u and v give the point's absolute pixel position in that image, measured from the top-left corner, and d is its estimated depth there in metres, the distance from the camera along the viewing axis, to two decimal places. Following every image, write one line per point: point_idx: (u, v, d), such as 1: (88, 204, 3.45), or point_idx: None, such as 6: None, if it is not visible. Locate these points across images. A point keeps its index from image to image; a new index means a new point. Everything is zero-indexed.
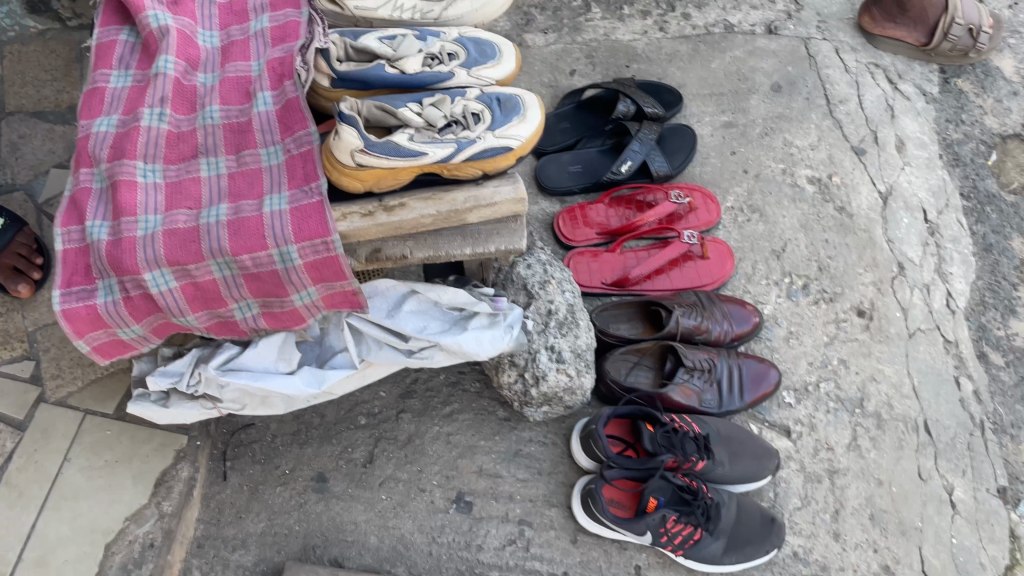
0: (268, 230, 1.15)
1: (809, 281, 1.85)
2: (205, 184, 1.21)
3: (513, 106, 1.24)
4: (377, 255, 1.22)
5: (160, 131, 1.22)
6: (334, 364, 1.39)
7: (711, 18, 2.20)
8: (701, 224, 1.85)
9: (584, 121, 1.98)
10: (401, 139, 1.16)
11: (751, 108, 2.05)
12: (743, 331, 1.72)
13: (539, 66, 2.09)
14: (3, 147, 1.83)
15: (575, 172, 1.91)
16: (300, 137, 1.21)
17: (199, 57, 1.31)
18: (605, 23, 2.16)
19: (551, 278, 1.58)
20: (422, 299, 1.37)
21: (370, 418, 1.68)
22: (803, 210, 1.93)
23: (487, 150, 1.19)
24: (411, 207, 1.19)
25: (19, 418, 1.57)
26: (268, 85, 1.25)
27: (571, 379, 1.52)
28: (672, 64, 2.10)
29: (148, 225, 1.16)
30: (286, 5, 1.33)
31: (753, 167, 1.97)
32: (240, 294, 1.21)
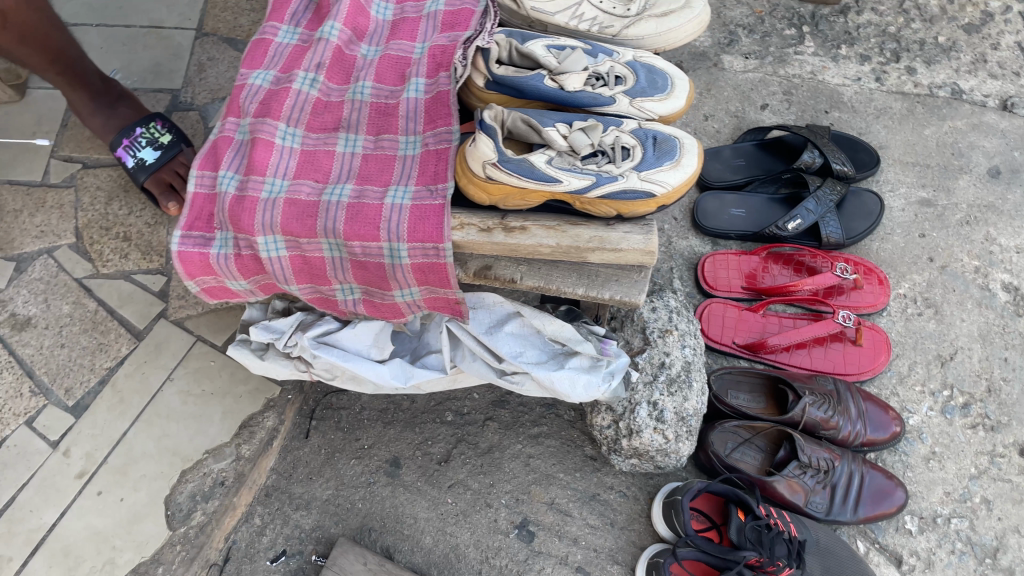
0: (384, 222, 1.10)
1: (971, 400, 1.61)
2: (338, 159, 1.18)
3: (668, 148, 1.13)
4: (486, 272, 1.16)
5: (309, 97, 1.21)
6: (425, 362, 1.35)
7: (939, 78, 1.95)
8: (864, 306, 1.65)
9: (762, 162, 1.80)
10: (538, 161, 1.08)
11: (958, 189, 1.81)
12: (877, 438, 1.53)
13: (729, 92, 1.94)
14: (192, 66, 1.93)
15: (738, 216, 1.74)
16: (440, 134, 1.16)
17: (367, 28, 1.29)
18: (815, 61, 1.97)
19: (673, 328, 1.46)
20: (525, 324, 1.31)
21: (457, 416, 1.64)
22: (987, 318, 1.68)
23: (628, 192, 1.08)
24: (531, 232, 1.11)
25: (139, 328, 1.66)
26: (424, 72, 1.22)
27: (666, 443, 1.40)
28: (879, 121, 1.89)
29: (272, 188, 1.14)
30: None
31: (941, 256, 1.74)
32: (345, 278, 1.18)
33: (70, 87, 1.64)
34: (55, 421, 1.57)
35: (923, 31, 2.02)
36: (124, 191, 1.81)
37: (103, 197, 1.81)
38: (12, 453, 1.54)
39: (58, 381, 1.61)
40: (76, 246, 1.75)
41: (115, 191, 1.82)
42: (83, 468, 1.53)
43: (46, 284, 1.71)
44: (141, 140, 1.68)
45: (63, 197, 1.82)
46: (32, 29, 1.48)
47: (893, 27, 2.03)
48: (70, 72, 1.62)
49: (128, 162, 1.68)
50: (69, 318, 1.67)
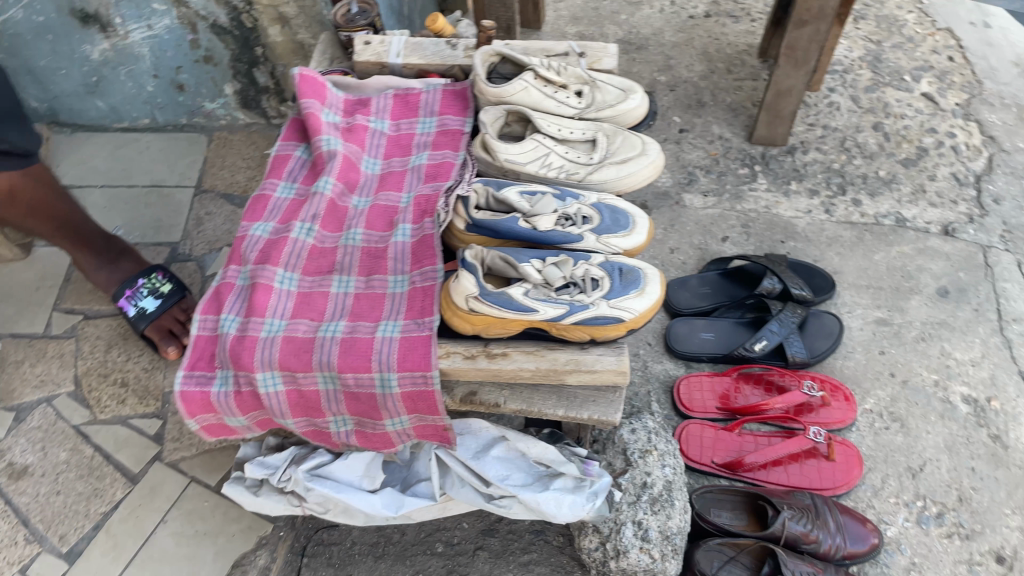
0: (375, 354, 1.19)
1: (945, 510, 1.66)
2: (332, 299, 1.27)
3: (633, 278, 1.24)
4: (471, 397, 1.24)
5: (305, 245, 1.32)
6: (415, 491, 1.39)
7: (883, 208, 2.12)
8: (833, 422, 1.74)
9: (727, 289, 1.93)
10: (516, 292, 1.19)
11: (910, 308, 1.94)
12: (857, 550, 1.56)
13: (692, 227, 2.09)
14: (191, 220, 2.06)
15: (707, 338, 1.86)
16: (426, 272, 1.26)
17: (358, 181, 1.42)
18: (769, 196, 2.15)
19: (653, 448, 1.54)
20: (510, 448, 1.38)
21: (447, 547, 1.65)
22: (951, 430, 1.76)
23: (599, 317, 1.19)
24: (513, 358, 1.20)
25: (135, 471, 1.71)
26: (410, 218, 1.34)
27: (653, 562, 1.42)
28: (832, 249, 2.04)
29: (271, 328, 1.23)
30: (446, 146, 1.44)
31: (901, 371, 1.84)
32: (339, 409, 1.25)
33: (78, 249, 1.78)
34: (48, 568, 1.58)
35: (864, 167, 2.21)
36: (123, 339, 1.90)
37: (103, 345, 1.90)
38: None
39: (53, 527, 1.63)
40: (75, 393, 1.82)
41: (114, 340, 1.91)
42: None
43: (44, 431, 1.77)
44: (143, 289, 1.79)
45: (65, 346, 1.90)
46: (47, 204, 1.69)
47: (837, 164, 2.22)
48: (79, 234, 1.77)
49: (129, 311, 1.77)
50: (67, 463, 1.72)
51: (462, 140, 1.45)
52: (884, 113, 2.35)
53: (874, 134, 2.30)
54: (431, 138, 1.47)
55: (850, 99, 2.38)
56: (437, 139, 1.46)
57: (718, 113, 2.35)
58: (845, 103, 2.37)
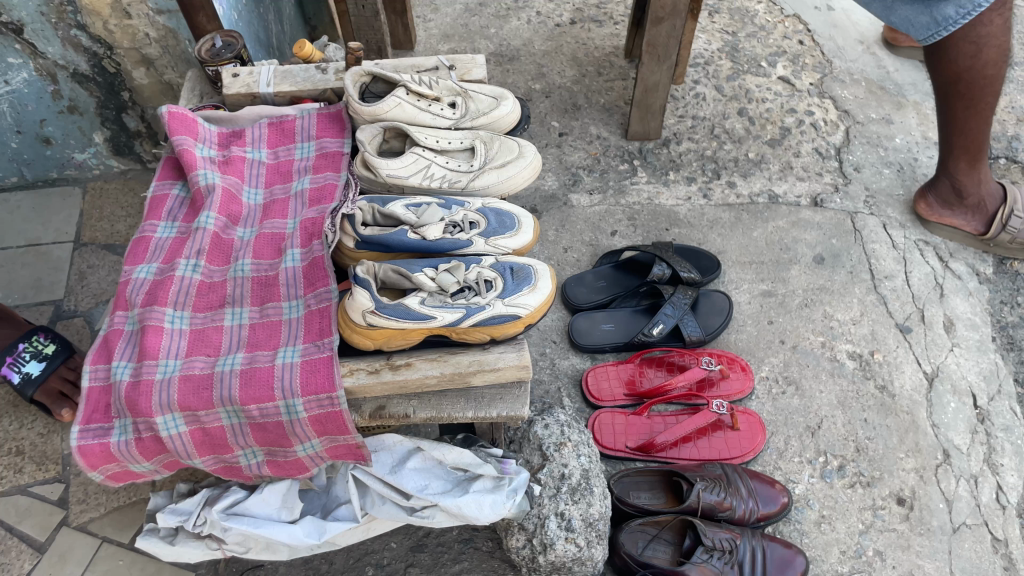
0: (277, 381, 1.18)
1: (845, 462, 1.76)
2: (227, 333, 1.26)
3: (524, 275, 1.29)
4: (380, 412, 1.24)
5: (192, 281, 1.30)
6: (336, 515, 1.39)
7: (756, 187, 2.24)
8: (734, 393, 1.82)
9: (621, 280, 2.00)
10: (413, 302, 1.21)
11: (792, 278, 2.05)
12: (770, 512, 1.64)
13: (581, 225, 2.16)
14: (73, 276, 2.00)
15: (608, 329, 1.93)
16: (320, 294, 1.27)
17: (241, 213, 1.41)
18: (650, 187, 2.24)
19: (568, 440, 1.57)
20: (426, 457, 1.38)
21: (378, 569, 1.64)
22: (842, 386, 1.87)
23: (496, 316, 1.23)
24: (416, 367, 1.22)
25: (40, 540, 1.63)
26: (298, 243, 1.34)
27: (579, 550, 1.47)
28: (714, 231, 2.14)
29: (166, 369, 1.20)
30: (326, 169, 1.45)
31: (790, 338, 1.94)
32: (247, 442, 1.23)
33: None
34: None
35: (735, 150, 2.34)
36: (13, 406, 1.82)
37: None
38: None
39: None
40: None
41: (4, 408, 1.82)
42: None
43: None
44: (25, 354, 1.71)
45: None
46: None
47: (710, 151, 2.34)
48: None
49: (14, 378, 1.68)
50: None
51: (342, 161, 1.46)
52: (747, 99, 2.48)
53: (740, 119, 2.42)
54: (311, 162, 1.47)
55: (714, 89, 2.51)
56: (317, 162, 1.46)
57: (593, 114, 2.43)
58: (710, 93, 2.50)
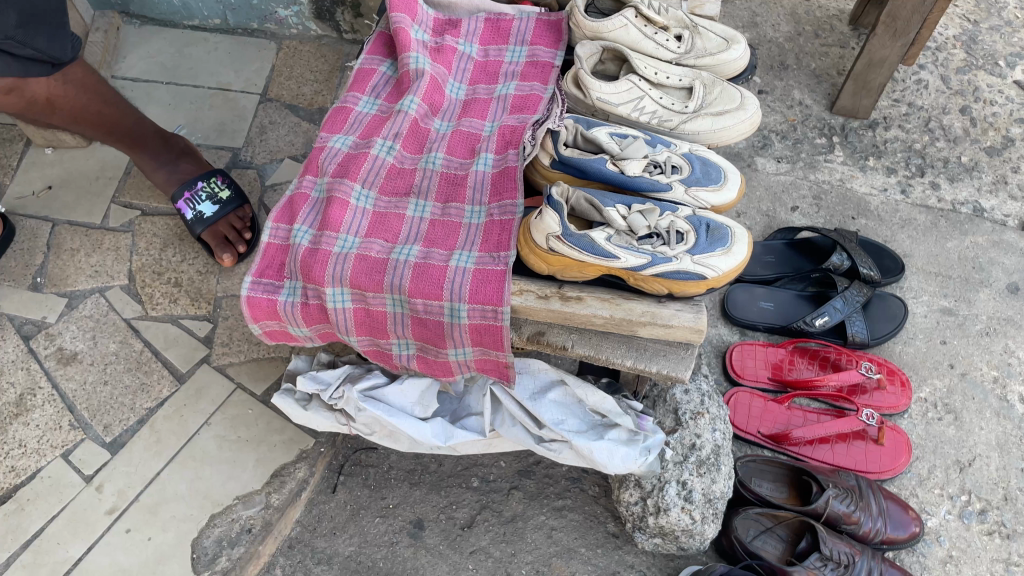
0: (448, 282, 1.16)
1: (988, 507, 1.63)
2: (407, 222, 1.25)
3: (720, 235, 1.20)
4: (538, 337, 1.22)
5: (384, 163, 1.29)
6: (465, 424, 1.38)
7: (961, 195, 2.05)
8: (886, 406, 1.71)
9: (792, 260, 1.88)
10: (599, 237, 1.16)
11: (978, 301, 1.88)
12: (897, 537, 1.54)
13: (761, 192, 2.04)
14: (254, 128, 2.04)
15: (766, 308, 1.83)
16: (506, 206, 1.23)
17: (442, 105, 1.38)
18: (844, 169, 2.08)
19: (706, 411, 1.50)
20: (567, 393, 1.36)
21: (483, 483, 1.66)
22: (1005, 429, 1.72)
23: (680, 272, 1.15)
24: (587, 303, 1.17)
25: (182, 371, 1.71)
26: (493, 148, 1.30)
27: (693, 523, 1.42)
28: (903, 232, 1.98)
29: (344, 244, 1.20)
30: (535, 78, 1.39)
31: (961, 364, 1.80)
32: (403, 333, 1.23)
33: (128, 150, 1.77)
34: (91, 455, 1.60)
35: (947, 150, 2.14)
36: (179, 240, 1.90)
37: (159, 244, 1.89)
38: (47, 483, 1.57)
39: (98, 417, 1.65)
40: (128, 287, 1.82)
41: (170, 240, 1.90)
42: (114, 504, 1.55)
43: (95, 321, 1.77)
44: (202, 193, 1.78)
45: (120, 240, 1.90)
46: (80, 110, 1.65)
47: (919, 144, 2.15)
48: (128, 134, 1.75)
49: (187, 214, 1.77)
50: (115, 356, 1.73)
51: (552, 73, 1.40)
52: (974, 97, 2.25)
53: (960, 117, 2.21)
54: (520, 68, 1.41)
55: (940, 78, 2.29)
56: (526, 69, 1.41)
57: (800, 78, 2.27)
58: (934, 82, 2.28)
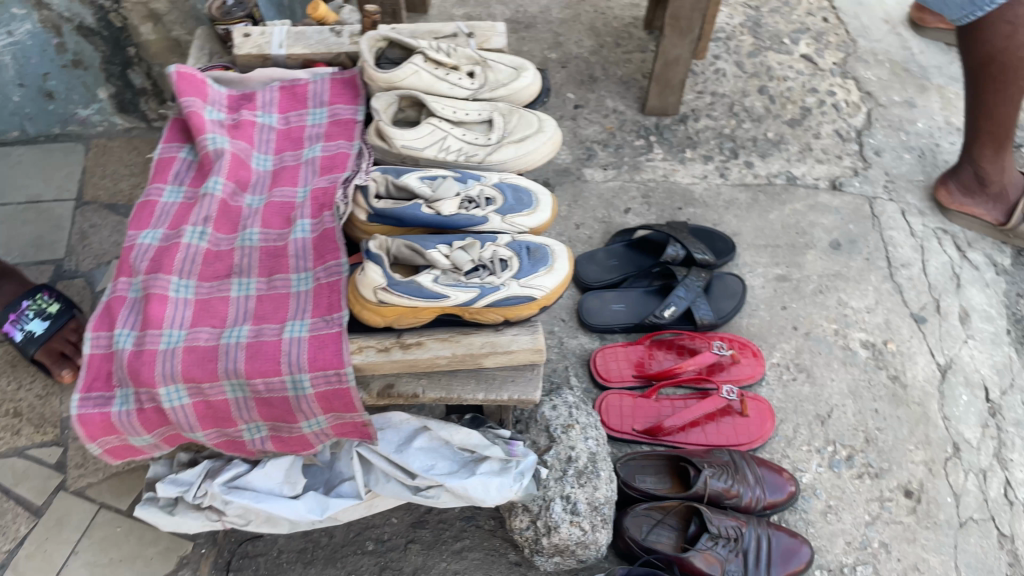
0: (284, 355, 1.15)
1: (853, 452, 1.75)
2: (233, 303, 1.22)
3: (541, 255, 1.25)
4: (388, 391, 1.20)
5: (199, 249, 1.26)
6: (339, 492, 1.35)
7: (774, 168, 2.20)
8: (744, 378, 1.79)
9: (634, 260, 1.97)
10: (425, 280, 1.17)
11: (807, 263, 2.02)
12: (777, 500, 1.62)
13: (594, 201, 2.11)
14: (75, 234, 1.95)
15: (619, 310, 1.90)
16: (330, 267, 1.23)
17: (249, 179, 1.36)
18: (666, 164, 2.19)
19: (575, 423, 1.55)
20: (433, 437, 1.36)
21: (378, 544, 1.62)
22: (853, 375, 1.85)
23: (510, 298, 1.19)
24: (427, 346, 1.18)
25: (37, 504, 1.60)
26: (308, 213, 1.29)
27: (583, 534, 1.45)
28: (729, 212, 2.09)
29: (170, 339, 1.17)
30: (339, 136, 1.39)
31: (803, 324, 1.92)
32: (251, 416, 1.20)
33: None
34: None
35: (753, 130, 2.29)
36: (13, 366, 1.80)
37: None
38: None
39: None
40: None
41: (3, 368, 1.80)
42: None
43: None
44: (30, 312, 1.68)
45: None
46: None
47: (728, 129, 2.28)
48: None
49: (16, 335, 1.66)
50: None
51: (355, 129, 1.41)
52: (768, 76, 2.42)
53: (760, 97, 2.37)
54: (323, 128, 1.42)
55: (735, 65, 2.45)
56: (329, 129, 1.41)
57: (610, 87, 2.37)
58: (731, 69, 2.44)
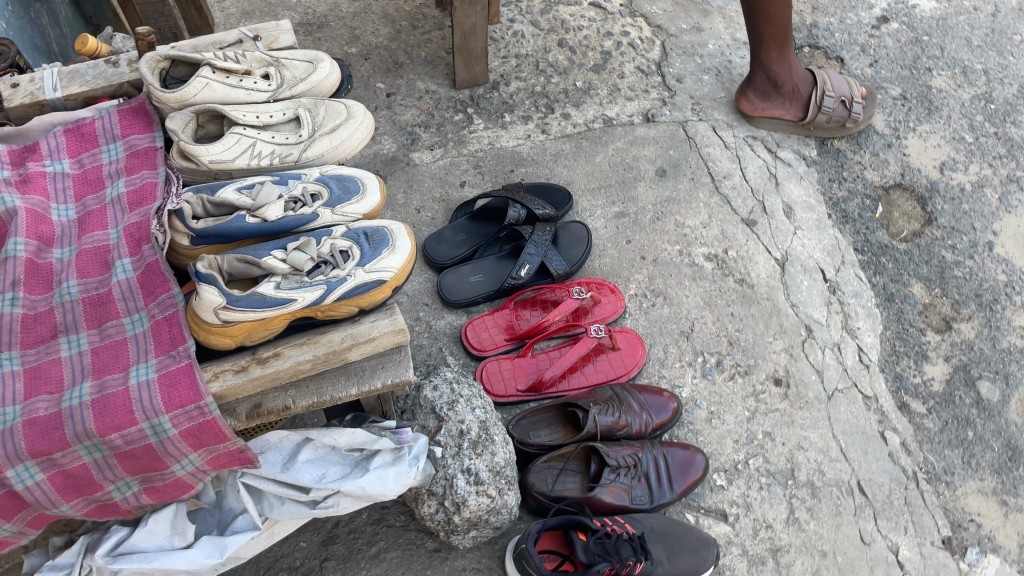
0: (135, 403, 1.08)
1: (721, 357, 1.85)
2: (66, 364, 1.14)
3: (380, 238, 1.23)
4: (258, 410, 1.16)
5: (14, 316, 1.16)
6: (234, 528, 1.29)
7: (590, 114, 2.27)
8: (609, 315, 1.86)
9: (479, 229, 1.99)
10: (266, 289, 1.14)
11: (640, 195, 2.10)
12: (663, 420, 1.70)
13: (428, 182, 2.11)
14: None
15: (477, 281, 1.91)
16: (163, 301, 1.17)
17: (53, 233, 1.26)
18: (489, 132, 2.21)
19: (459, 396, 1.55)
20: (318, 446, 1.32)
21: (291, 573, 1.57)
22: (705, 288, 1.95)
23: (360, 286, 1.17)
24: (286, 355, 1.15)
25: None
26: (126, 251, 1.22)
27: (492, 500, 1.47)
28: (559, 163, 2.15)
29: (6, 417, 1.08)
30: (141, 167, 1.32)
31: (650, 253, 1.99)
32: (116, 475, 1.13)
33: None
34: None
35: (562, 82, 2.35)
36: None
37: None
38: None
39: None
40: None
41: None
42: None
43: None
44: None
45: None
46: None
47: (539, 86, 2.33)
48: None
49: None
50: None
51: (157, 156, 1.34)
52: (564, 29, 2.49)
53: (561, 51, 2.43)
54: (122, 163, 1.34)
55: (531, 24, 2.50)
56: (128, 162, 1.33)
57: (417, 70, 2.37)
58: (528, 29, 2.49)
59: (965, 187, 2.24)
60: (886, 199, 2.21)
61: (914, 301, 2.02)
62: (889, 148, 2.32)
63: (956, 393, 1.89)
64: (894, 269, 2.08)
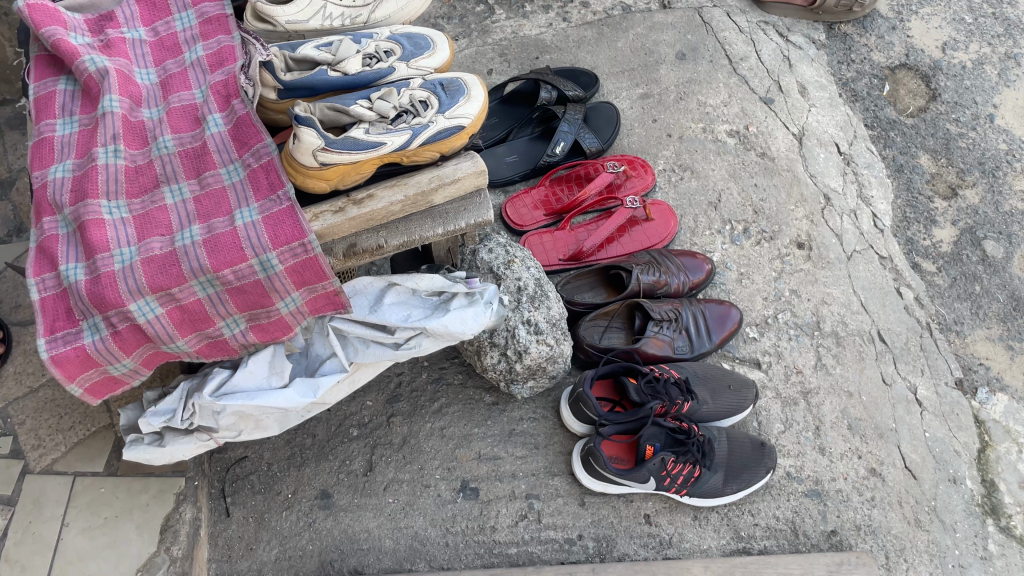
0: (245, 241, 1.16)
1: (748, 225, 1.97)
2: (172, 211, 1.21)
3: (456, 88, 1.30)
4: (353, 250, 1.27)
5: (118, 168, 1.22)
6: (324, 371, 1.40)
7: (608, 3, 2.34)
8: (641, 189, 1.95)
9: (510, 113, 2.06)
10: (358, 134, 1.21)
11: (662, 77, 2.19)
12: (699, 279, 1.82)
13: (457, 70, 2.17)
14: None
15: (513, 161, 2.00)
16: (257, 150, 1.23)
17: (141, 94, 1.33)
18: (511, 22, 2.27)
19: (514, 257, 1.63)
20: (400, 291, 1.42)
21: (362, 428, 1.69)
22: (729, 162, 2.06)
23: (442, 132, 1.24)
24: (379, 197, 1.24)
25: (8, 493, 1.54)
26: (216, 108, 1.29)
27: (552, 348, 1.57)
28: (582, 50, 2.23)
29: (123, 257, 1.15)
30: (217, 32, 1.38)
31: (675, 130, 2.10)
32: (227, 310, 1.21)
33: None
34: None
35: None
36: None
37: None
38: None
39: None
40: None
41: None
42: None
43: None
44: None
45: None
46: None
47: None
48: None
49: None
50: None
51: (229, 22, 1.39)
52: None
53: None
54: (197, 30, 1.39)
55: None
56: (202, 29, 1.39)
57: None
58: None
59: (966, 64, 2.35)
60: (893, 79, 2.31)
61: (922, 171, 2.14)
62: (893, 30, 2.41)
63: (963, 252, 2.02)
64: (903, 141, 2.19)
